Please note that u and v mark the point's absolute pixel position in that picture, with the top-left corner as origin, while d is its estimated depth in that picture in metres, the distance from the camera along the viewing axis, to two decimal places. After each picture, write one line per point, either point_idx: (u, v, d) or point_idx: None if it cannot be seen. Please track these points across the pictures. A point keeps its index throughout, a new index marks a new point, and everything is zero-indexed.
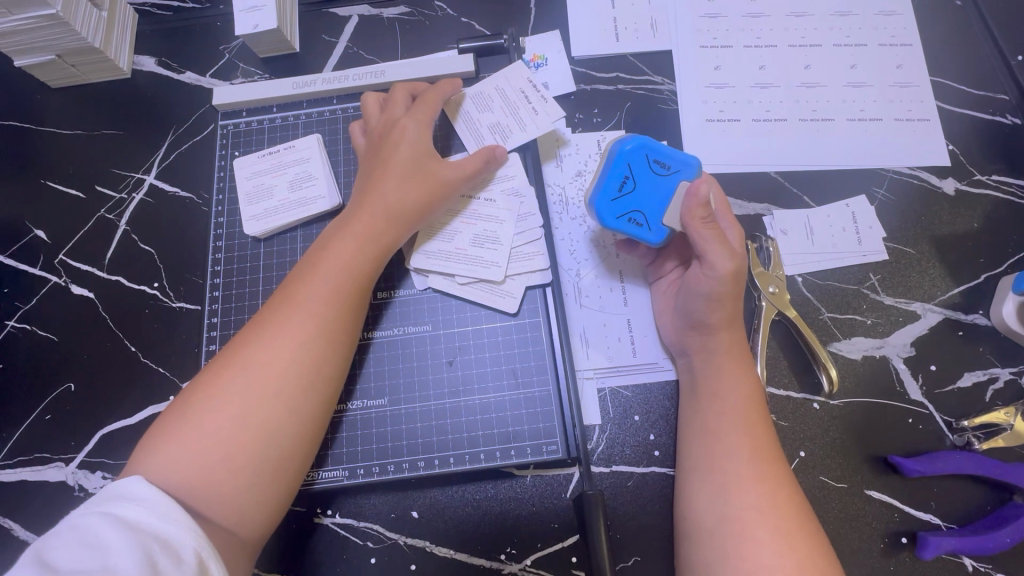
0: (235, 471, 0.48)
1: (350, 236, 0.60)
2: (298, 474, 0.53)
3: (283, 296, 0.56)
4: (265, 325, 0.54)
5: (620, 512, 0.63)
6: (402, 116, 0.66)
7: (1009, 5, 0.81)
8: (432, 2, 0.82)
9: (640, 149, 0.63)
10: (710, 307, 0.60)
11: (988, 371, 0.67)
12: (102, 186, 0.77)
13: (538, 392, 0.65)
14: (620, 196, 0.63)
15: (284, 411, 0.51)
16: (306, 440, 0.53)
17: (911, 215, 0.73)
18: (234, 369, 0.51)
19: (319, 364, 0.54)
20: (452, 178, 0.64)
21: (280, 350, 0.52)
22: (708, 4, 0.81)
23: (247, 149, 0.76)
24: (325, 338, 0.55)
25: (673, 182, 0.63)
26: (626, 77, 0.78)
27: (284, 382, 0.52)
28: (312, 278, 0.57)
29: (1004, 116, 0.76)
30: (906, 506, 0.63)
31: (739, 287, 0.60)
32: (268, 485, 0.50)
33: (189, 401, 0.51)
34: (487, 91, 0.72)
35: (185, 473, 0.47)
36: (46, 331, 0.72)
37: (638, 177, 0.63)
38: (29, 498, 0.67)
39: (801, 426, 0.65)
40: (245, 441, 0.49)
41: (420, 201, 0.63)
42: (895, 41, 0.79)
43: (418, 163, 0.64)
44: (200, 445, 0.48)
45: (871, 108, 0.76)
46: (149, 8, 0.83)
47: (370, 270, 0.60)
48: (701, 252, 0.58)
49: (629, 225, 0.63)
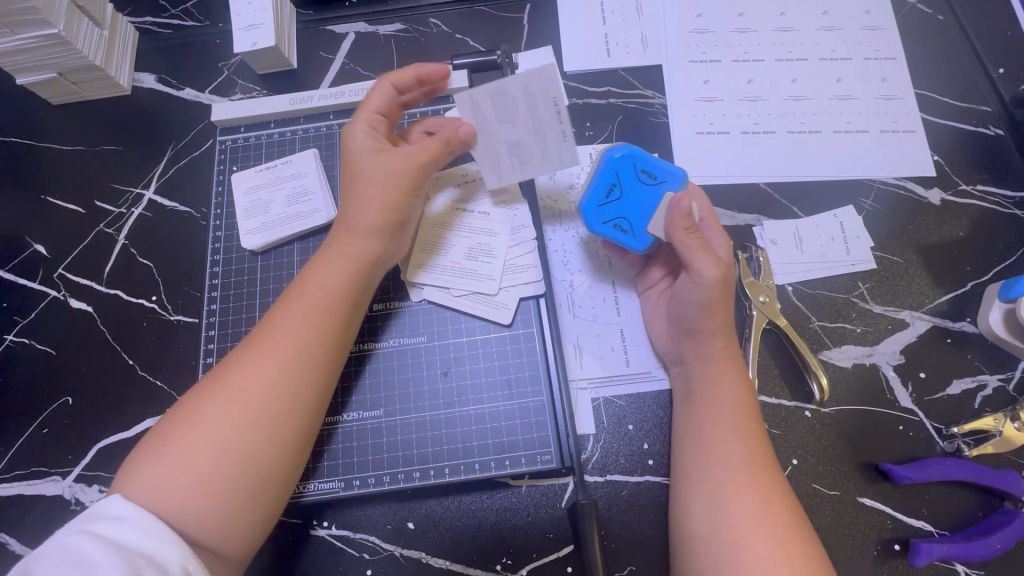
0: (214, 494, 0.49)
1: (334, 259, 0.60)
2: (280, 496, 0.53)
3: (269, 320, 0.57)
4: (250, 348, 0.55)
5: (615, 522, 0.64)
6: (357, 127, 0.63)
7: (989, 19, 0.83)
8: (427, 20, 0.84)
9: (628, 158, 0.64)
10: (699, 315, 0.61)
11: (976, 378, 0.67)
12: (101, 201, 0.78)
13: (532, 402, 0.66)
14: (607, 202, 0.65)
15: (264, 434, 0.51)
16: (287, 462, 0.53)
17: (898, 224, 0.74)
18: (218, 392, 0.52)
19: (302, 387, 0.54)
20: (406, 168, 0.61)
21: (262, 374, 0.53)
22: (696, 20, 0.83)
23: (245, 164, 0.77)
24: (308, 361, 0.55)
25: (659, 192, 0.64)
26: (617, 92, 0.80)
27: (265, 405, 0.52)
28: (298, 302, 0.57)
29: (987, 127, 0.78)
30: (898, 513, 0.63)
31: (727, 295, 0.61)
32: (247, 508, 0.50)
33: (172, 423, 0.51)
34: (512, 95, 0.59)
35: (165, 495, 0.48)
36: (44, 345, 0.73)
37: (625, 185, 0.65)
38: (25, 512, 0.67)
39: (793, 433, 0.65)
40: (224, 464, 0.49)
41: (383, 202, 0.60)
42: (879, 54, 0.81)
43: (371, 163, 0.61)
44: (179, 467, 0.49)
45: (856, 120, 0.78)
46: (150, 27, 0.85)
47: (355, 293, 0.60)
48: (686, 262, 0.60)
49: (614, 231, 0.65)
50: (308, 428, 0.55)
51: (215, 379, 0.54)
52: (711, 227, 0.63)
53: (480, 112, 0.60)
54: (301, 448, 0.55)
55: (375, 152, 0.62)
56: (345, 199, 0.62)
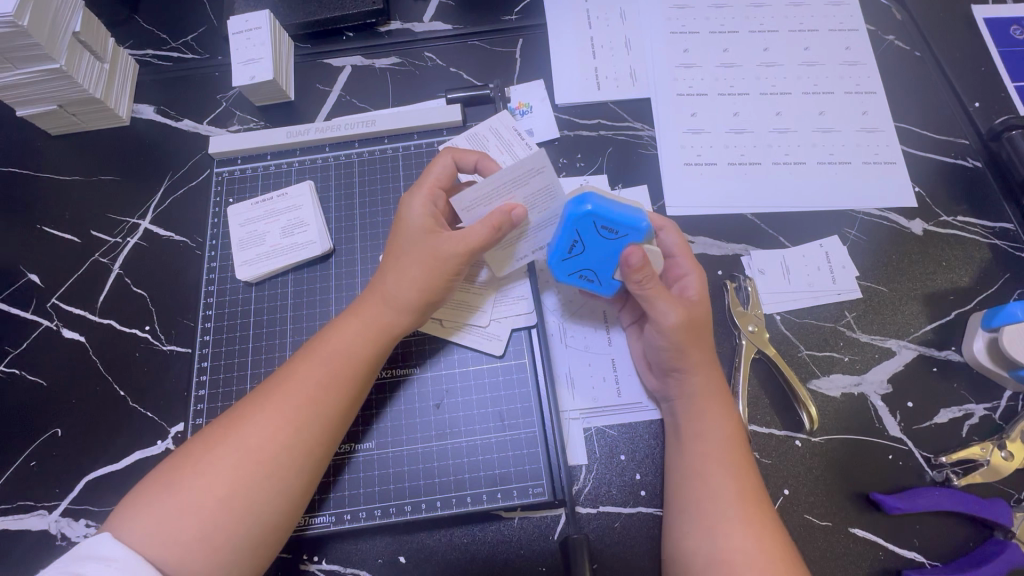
0: (212, 550, 0.49)
1: (354, 319, 0.60)
2: (275, 549, 0.54)
3: (284, 375, 0.57)
4: (263, 399, 0.56)
5: (608, 554, 0.63)
6: (406, 196, 0.64)
7: (963, 55, 0.86)
8: (422, 54, 0.86)
9: (589, 215, 0.59)
10: (670, 356, 0.62)
11: (963, 407, 0.68)
12: (98, 230, 0.79)
13: (524, 434, 0.66)
14: (571, 257, 0.63)
15: (268, 490, 0.52)
16: (289, 517, 0.54)
17: (882, 254, 0.76)
18: (227, 446, 0.52)
19: (311, 448, 0.55)
20: (451, 253, 0.60)
21: (273, 431, 0.53)
22: (683, 54, 0.86)
23: (241, 196, 0.78)
24: (320, 422, 0.55)
25: (622, 245, 0.61)
26: (608, 124, 0.82)
27: (273, 464, 0.53)
28: (313, 359, 0.58)
29: (965, 158, 0.81)
30: (890, 544, 0.63)
31: (695, 335, 0.62)
32: (244, 560, 0.50)
33: (174, 473, 0.51)
34: (538, 188, 0.60)
35: (161, 548, 0.48)
36: (36, 375, 0.73)
37: (587, 241, 0.61)
38: (10, 548, 0.66)
39: (784, 463, 0.66)
40: (225, 517, 0.50)
41: (417, 276, 0.60)
42: (860, 89, 0.84)
43: (419, 240, 0.61)
44: (179, 520, 0.49)
45: (840, 152, 0.80)
46: (150, 59, 0.87)
47: (374, 358, 0.60)
48: (647, 309, 0.61)
49: (580, 281, 0.65)
50: (311, 483, 0.55)
51: (225, 429, 0.54)
52: (682, 264, 0.65)
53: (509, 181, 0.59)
54: (302, 503, 0.55)
55: (427, 230, 0.61)
56: (385, 264, 0.63)
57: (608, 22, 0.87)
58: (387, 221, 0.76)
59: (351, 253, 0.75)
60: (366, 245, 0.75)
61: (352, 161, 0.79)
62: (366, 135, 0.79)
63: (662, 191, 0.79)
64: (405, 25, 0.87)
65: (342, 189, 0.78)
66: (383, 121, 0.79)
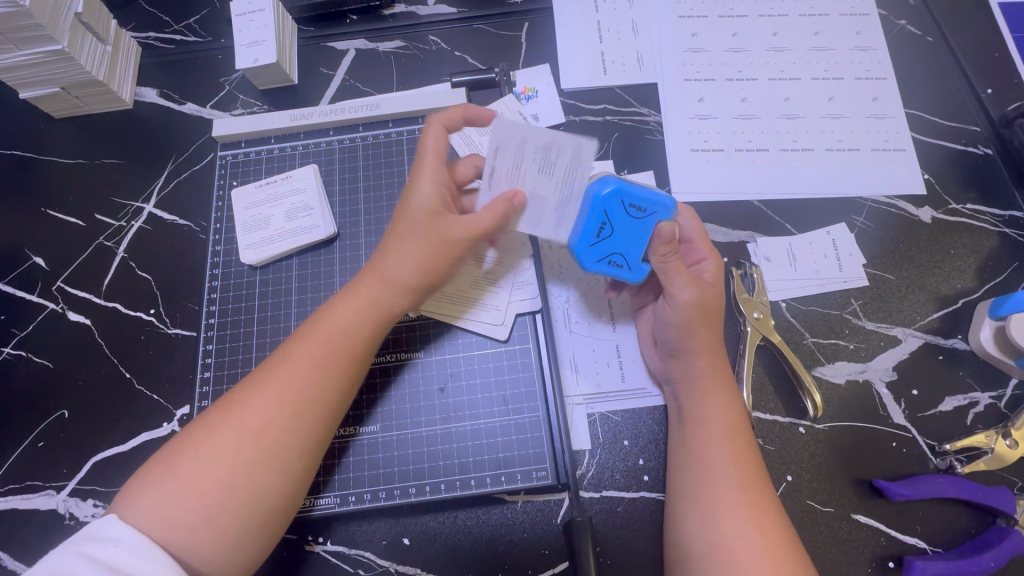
0: (217, 531, 0.49)
1: (351, 300, 0.60)
2: (279, 529, 0.54)
3: (281, 358, 0.57)
4: (259, 381, 0.55)
5: (610, 537, 0.64)
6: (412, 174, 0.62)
7: (976, 39, 0.85)
8: (426, 37, 0.85)
9: (614, 194, 0.58)
10: (679, 336, 0.62)
11: (968, 396, 0.68)
12: (102, 214, 0.79)
13: (527, 418, 0.66)
14: (598, 241, 0.61)
15: (270, 471, 0.52)
16: (292, 497, 0.54)
17: (888, 241, 0.75)
18: (226, 429, 0.52)
19: (311, 429, 0.55)
20: (460, 238, 0.60)
21: (272, 413, 0.53)
22: (691, 39, 0.84)
23: (245, 179, 0.78)
24: (318, 402, 0.55)
25: (648, 224, 0.60)
26: (614, 110, 0.81)
27: (274, 446, 0.53)
28: (309, 341, 0.57)
29: (976, 146, 0.80)
30: (891, 530, 0.64)
31: (706, 311, 0.61)
32: (249, 540, 0.51)
33: (173, 457, 0.51)
34: (574, 177, 0.59)
35: (166, 531, 0.48)
36: (42, 357, 0.73)
37: (615, 222, 0.60)
38: (18, 527, 0.67)
39: (787, 449, 0.66)
40: (228, 500, 0.50)
41: (420, 260, 0.60)
42: (871, 75, 0.83)
43: (426, 222, 0.60)
44: (182, 504, 0.49)
45: (848, 139, 0.79)
46: (153, 41, 0.86)
47: (371, 338, 0.60)
48: (664, 287, 0.61)
49: (612, 268, 0.62)
50: (312, 464, 0.56)
51: (223, 412, 0.54)
52: (700, 247, 0.64)
53: (563, 153, 0.57)
54: (303, 484, 0.55)
55: (435, 212, 0.60)
56: (386, 245, 0.62)
57: (615, 5, 0.86)
58: (391, 205, 0.76)
59: (356, 238, 0.75)
60: (370, 230, 0.75)
61: (355, 145, 0.79)
62: (371, 118, 0.79)
63: (668, 177, 0.78)
64: (409, 8, 0.86)
65: (346, 173, 0.77)
66: (387, 105, 0.78)
